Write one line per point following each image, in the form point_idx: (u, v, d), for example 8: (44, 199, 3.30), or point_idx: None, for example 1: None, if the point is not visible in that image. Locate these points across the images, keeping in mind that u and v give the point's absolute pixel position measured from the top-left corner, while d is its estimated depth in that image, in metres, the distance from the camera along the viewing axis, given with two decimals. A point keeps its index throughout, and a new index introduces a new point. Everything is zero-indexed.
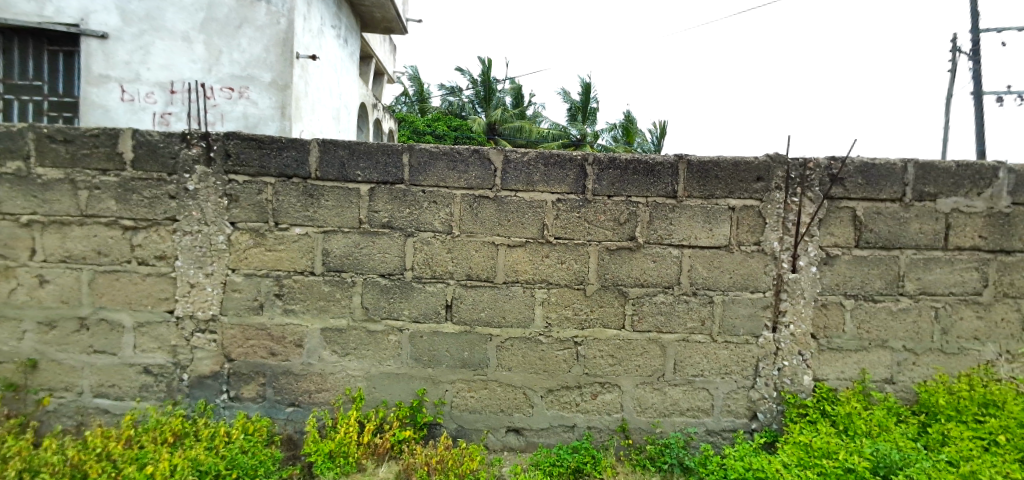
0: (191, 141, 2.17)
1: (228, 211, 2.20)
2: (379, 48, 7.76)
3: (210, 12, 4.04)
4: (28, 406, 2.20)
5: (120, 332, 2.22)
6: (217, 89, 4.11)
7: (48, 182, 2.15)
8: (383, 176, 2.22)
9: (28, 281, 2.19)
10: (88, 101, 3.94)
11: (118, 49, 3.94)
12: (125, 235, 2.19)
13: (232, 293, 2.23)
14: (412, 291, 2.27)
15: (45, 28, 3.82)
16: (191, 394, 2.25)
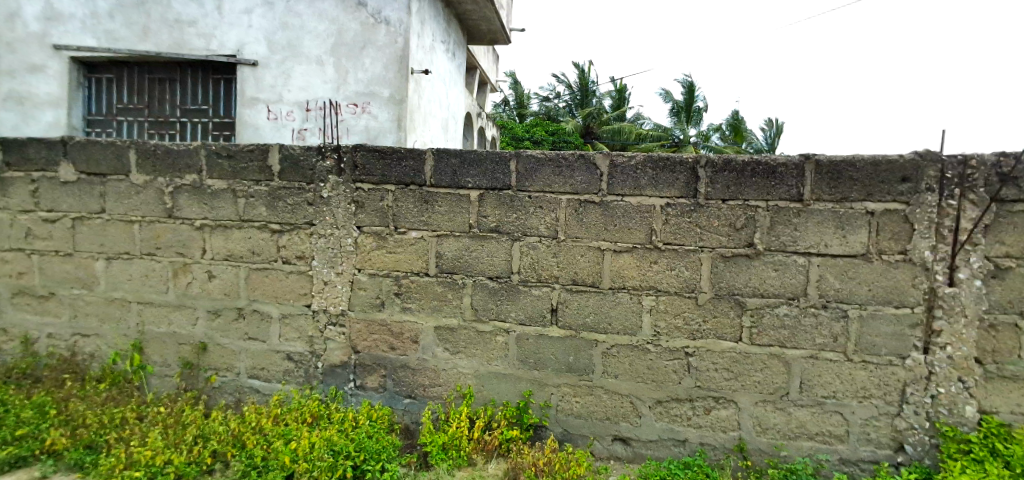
0: (326, 153, 2.41)
1: (356, 216, 2.42)
2: (483, 59, 8.07)
3: (339, 37, 4.46)
4: (200, 382, 2.57)
5: (268, 322, 2.53)
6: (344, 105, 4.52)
7: (215, 191, 2.49)
8: (492, 182, 2.31)
9: (201, 275, 2.54)
10: (242, 121, 4.54)
11: (266, 74, 4.50)
12: (273, 237, 2.49)
13: (359, 290, 2.45)
14: (519, 294, 2.32)
15: (211, 60, 4.47)
16: (325, 380, 2.50)
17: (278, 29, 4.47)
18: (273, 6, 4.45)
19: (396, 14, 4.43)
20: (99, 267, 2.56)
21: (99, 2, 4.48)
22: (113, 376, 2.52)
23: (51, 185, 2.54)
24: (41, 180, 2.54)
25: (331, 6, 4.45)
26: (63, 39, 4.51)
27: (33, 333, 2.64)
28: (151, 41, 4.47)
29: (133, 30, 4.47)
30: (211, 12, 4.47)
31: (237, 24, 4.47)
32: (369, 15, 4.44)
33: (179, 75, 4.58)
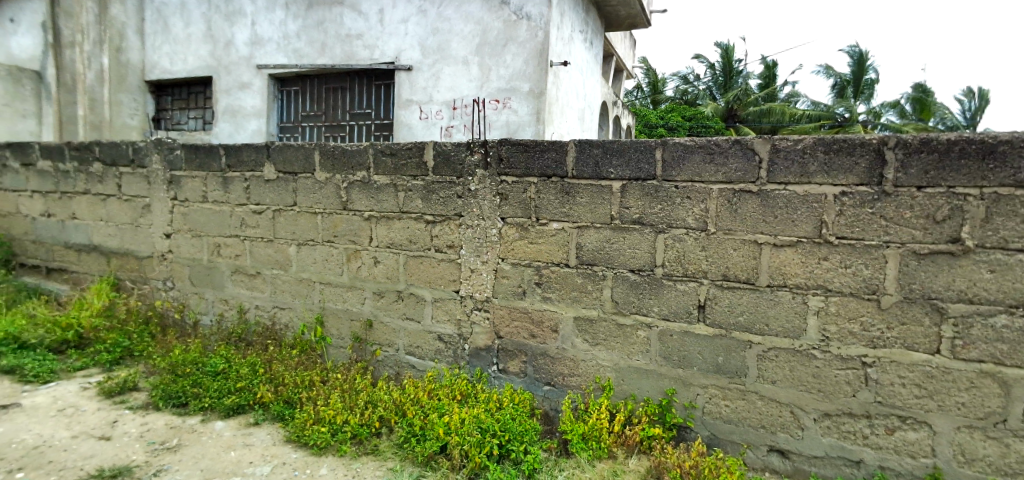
0: (474, 148, 2.55)
1: (500, 207, 2.53)
2: (620, 46, 7.85)
3: (483, 37, 4.68)
4: (367, 354, 2.91)
5: (423, 305, 2.77)
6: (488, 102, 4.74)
7: (380, 186, 2.78)
8: (636, 172, 2.24)
9: (368, 260, 2.87)
10: (399, 122, 4.98)
11: (419, 78, 4.89)
12: (427, 227, 2.71)
13: (502, 279, 2.56)
14: (663, 288, 2.23)
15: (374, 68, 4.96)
16: (471, 362, 2.67)
17: (430, 34, 4.82)
18: (426, 14, 4.81)
19: (537, 9, 4.50)
20: (292, 251, 3.03)
21: (290, 25, 5.19)
22: (301, 344, 2.96)
23: (258, 183, 3.05)
24: (251, 179, 3.07)
25: (477, 8, 4.68)
26: (263, 59, 5.29)
27: (245, 304, 3.18)
28: (328, 56, 5.07)
29: (314, 47, 5.11)
30: (375, 25, 4.96)
31: (396, 33, 4.91)
32: (511, 13, 4.58)
33: (348, 83, 5.14)
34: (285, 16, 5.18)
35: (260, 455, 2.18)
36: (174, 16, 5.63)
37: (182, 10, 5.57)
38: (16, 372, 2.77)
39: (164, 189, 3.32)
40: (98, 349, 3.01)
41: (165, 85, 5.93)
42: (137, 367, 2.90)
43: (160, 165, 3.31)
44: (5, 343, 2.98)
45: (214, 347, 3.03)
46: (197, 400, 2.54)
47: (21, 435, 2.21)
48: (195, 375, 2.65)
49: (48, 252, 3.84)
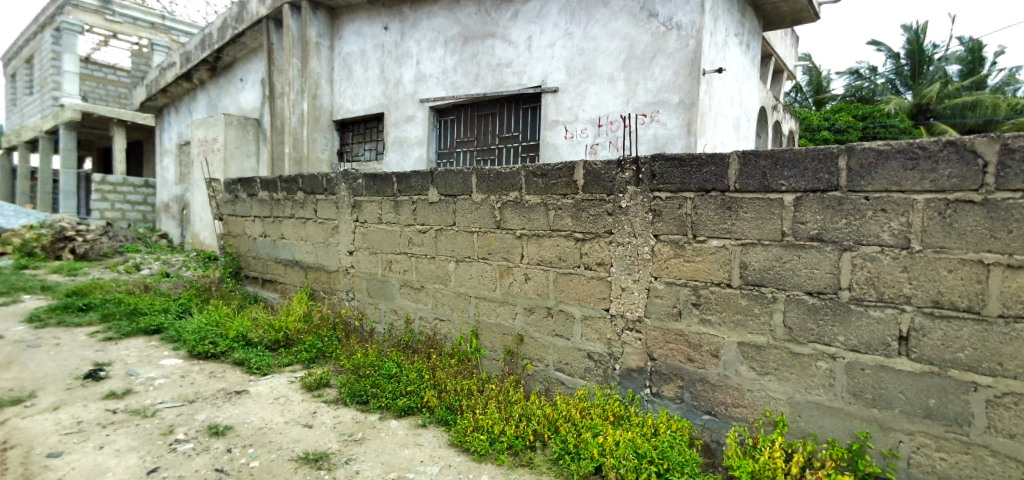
0: (625, 165, 2.52)
1: (653, 224, 2.45)
2: (780, 45, 7.16)
3: (631, 51, 4.38)
4: (519, 368, 3.01)
5: (572, 322, 2.77)
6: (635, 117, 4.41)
7: (532, 205, 2.88)
8: (814, 183, 2.01)
9: (520, 276, 2.98)
10: (544, 142, 4.84)
11: (564, 98, 4.73)
12: (577, 244, 2.73)
13: (655, 298, 2.46)
14: (850, 314, 1.95)
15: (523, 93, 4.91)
16: (623, 383, 2.59)
17: (576, 55, 4.65)
18: (573, 35, 4.65)
19: (688, 17, 4.11)
20: (451, 267, 3.28)
21: (448, 61, 5.34)
22: (459, 354, 3.18)
23: (424, 206, 3.38)
24: (417, 202, 3.41)
25: (623, 23, 4.41)
26: (426, 94, 5.50)
27: (411, 315, 3.52)
28: (481, 85, 5.15)
29: (468, 79, 5.21)
30: (523, 52, 4.91)
31: (543, 57, 4.82)
32: (660, 24, 4.24)
33: (498, 108, 5.17)
34: (445, 53, 5.35)
35: (429, 455, 2.37)
36: (356, 63, 6.04)
37: (362, 57, 5.95)
38: (244, 365, 3.42)
39: (349, 213, 3.85)
40: (300, 349, 3.59)
41: (348, 122, 6.32)
42: (328, 366, 3.39)
43: (346, 192, 3.85)
44: (237, 339, 3.71)
45: (387, 352, 3.41)
46: (375, 399, 2.87)
47: (249, 417, 2.71)
48: (373, 377, 3.02)
49: (263, 266, 4.69)
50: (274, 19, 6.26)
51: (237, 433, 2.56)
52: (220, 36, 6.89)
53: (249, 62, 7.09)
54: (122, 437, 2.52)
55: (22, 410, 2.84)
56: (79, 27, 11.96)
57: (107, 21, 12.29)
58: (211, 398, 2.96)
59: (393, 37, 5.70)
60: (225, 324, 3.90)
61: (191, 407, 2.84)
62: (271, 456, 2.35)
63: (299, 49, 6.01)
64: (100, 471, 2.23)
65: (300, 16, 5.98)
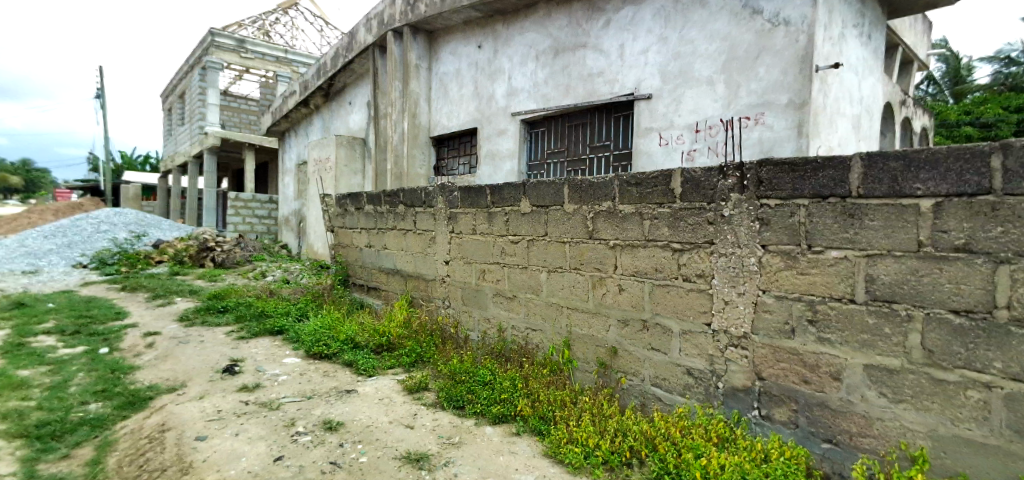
0: (728, 172, 2.39)
1: (760, 234, 2.28)
2: (909, 34, 6.41)
3: (732, 51, 4.16)
4: (612, 381, 2.93)
5: (670, 336, 2.65)
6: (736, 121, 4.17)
7: (626, 214, 2.82)
8: (959, 187, 1.78)
9: (613, 287, 2.91)
10: (637, 150, 4.73)
11: (659, 104, 4.59)
12: (674, 255, 2.61)
13: (763, 313, 2.29)
14: (1010, 337, 1.69)
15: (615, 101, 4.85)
16: (727, 403, 2.43)
17: (671, 60, 4.51)
18: (668, 40, 4.51)
19: (799, 11, 3.83)
20: (543, 277, 3.30)
21: (539, 74, 5.42)
22: (551, 365, 3.18)
23: (516, 217, 3.44)
24: (510, 213, 3.49)
25: (724, 23, 4.21)
26: (518, 107, 5.63)
27: (504, 324, 3.58)
28: (571, 96, 5.17)
29: (559, 91, 5.26)
30: (615, 60, 4.86)
31: (636, 64, 4.73)
32: (766, 21, 3.99)
33: (589, 118, 5.14)
34: (536, 67, 5.44)
35: (524, 464, 2.39)
36: (451, 82, 6.33)
37: (457, 75, 6.23)
38: (353, 366, 3.70)
39: (445, 224, 4.03)
40: (401, 353, 3.81)
41: (444, 138, 6.62)
42: (427, 371, 3.56)
43: (443, 204, 4.04)
44: (346, 342, 4.03)
45: (481, 360, 3.51)
46: (471, 405, 2.96)
47: (358, 415, 2.92)
48: (469, 384, 3.12)
49: (368, 274, 5.05)
50: (379, 46, 6.78)
51: (348, 429, 2.77)
52: (333, 65, 7.62)
53: (357, 86, 7.73)
54: (254, 426, 2.83)
55: (177, 397, 3.30)
56: (220, 65, 13.79)
57: (242, 58, 14.03)
58: (325, 395, 3.23)
59: (487, 55, 5.89)
60: (336, 327, 4.25)
61: (309, 403, 3.12)
62: (378, 453, 2.52)
63: (401, 72, 6.47)
64: (236, 455, 2.52)
65: (402, 42, 6.43)
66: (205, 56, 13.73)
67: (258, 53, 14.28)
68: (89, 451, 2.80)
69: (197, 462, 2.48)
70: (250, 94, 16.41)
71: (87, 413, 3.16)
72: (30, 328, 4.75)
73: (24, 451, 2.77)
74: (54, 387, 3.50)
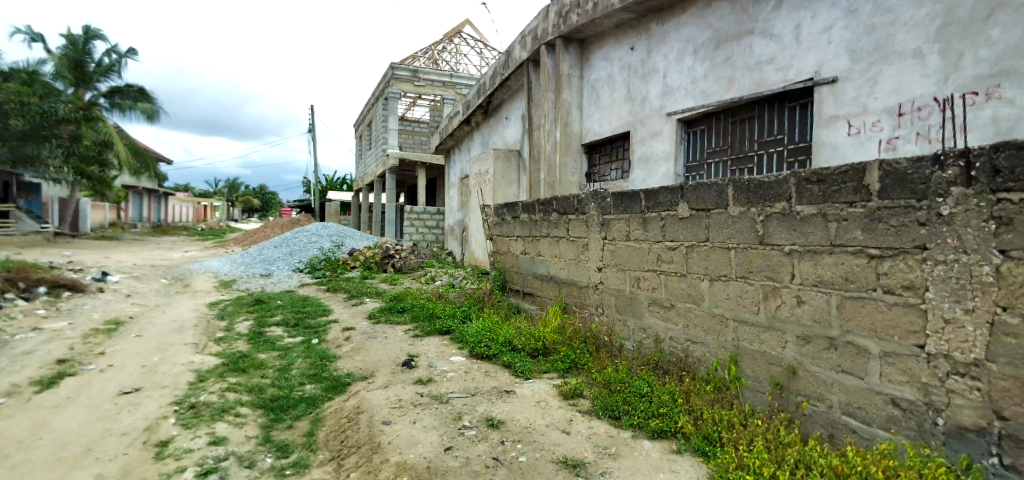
0: (946, 161, 1.96)
1: (997, 236, 1.82)
2: None
3: (950, 14, 3.41)
4: (791, 405, 2.58)
5: (867, 358, 2.25)
6: (958, 98, 3.40)
7: (805, 216, 2.48)
8: None
9: (790, 300, 2.58)
10: (819, 142, 4.15)
11: (847, 87, 3.96)
12: (870, 263, 2.22)
13: (1005, 337, 1.81)
14: None
15: (789, 89, 4.33)
16: (950, 444, 1.98)
17: (863, 34, 3.87)
18: (859, 12, 3.88)
19: None
20: (705, 286, 3.07)
21: (698, 69, 5.08)
22: (716, 382, 2.93)
23: (673, 222, 3.28)
24: (666, 218, 3.34)
25: None
26: (674, 107, 5.34)
27: (661, 334, 3.42)
28: (735, 89, 4.74)
29: (721, 84, 4.86)
30: (789, 44, 4.34)
31: (816, 45, 4.16)
32: None
33: (756, 111, 4.66)
34: (694, 62, 5.10)
35: None
36: (603, 87, 6.27)
37: (608, 80, 6.15)
38: (511, 368, 3.89)
39: (598, 230, 4.01)
40: (556, 358, 3.89)
41: (596, 144, 6.58)
42: (581, 377, 3.57)
43: (595, 211, 4.03)
44: (505, 344, 4.26)
45: (637, 371, 3.40)
46: (628, 416, 2.89)
47: (517, 415, 3.05)
48: (625, 394, 3.06)
49: (524, 280, 5.26)
50: (533, 61, 7.06)
51: (508, 427, 2.91)
52: (491, 84, 8.17)
53: (512, 102, 8.17)
54: (427, 416, 3.15)
55: (368, 385, 3.84)
56: (399, 94, 15.72)
57: (416, 86, 15.81)
58: (488, 394, 3.45)
59: (639, 55, 5.71)
60: (496, 330, 4.52)
61: (473, 399, 3.36)
62: (536, 455, 2.60)
63: (554, 83, 6.64)
64: (414, 441, 2.83)
65: (555, 54, 6.59)
66: (388, 88, 15.80)
67: (428, 80, 15.95)
68: (305, 424, 3.43)
69: (384, 443, 2.85)
70: (422, 118, 18.41)
71: (304, 393, 3.87)
72: (267, 320, 5.98)
73: (264, 419, 3.48)
74: (282, 369, 4.34)
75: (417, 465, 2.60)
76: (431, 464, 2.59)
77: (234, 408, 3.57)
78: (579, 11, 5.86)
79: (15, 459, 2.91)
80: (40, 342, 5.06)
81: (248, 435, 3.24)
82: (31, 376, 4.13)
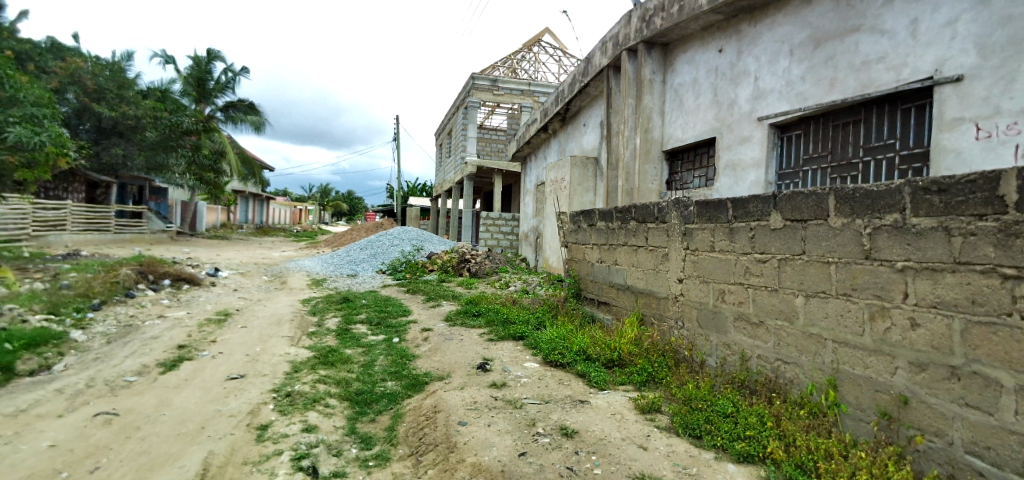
0: None
1: None
2: None
3: None
4: (901, 439, 2.32)
5: (999, 391, 1.98)
6: None
7: (922, 230, 2.24)
8: None
9: (901, 322, 2.33)
10: (940, 148, 3.74)
11: (976, 86, 3.54)
12: (1005, 284, 1.96)
13: None
14: None
15: (902, 90, 3.94)
16: None
17: (996, 27, 3.44)
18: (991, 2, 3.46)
19: None
20: (799, 303, 2.85)
21: (793, 70, 4.76)
22: (811, 406, 2.71)
23: (764, 233, 3.09)
24: (756, 229, 3.15)
25: None
26: (766, 111, 5.03)
27: (748, 352, 3.22)
28: (837, 91, 4.40)
29: (821, 86, 4.53)
30: (904, 40, 3.96)
31: (937, 41, 3.75)
32: None
33: (863, 114, 4.29)
34: (790, 63, 4.79)
35: None
36: (686, 91, 6.04)
37: (693, 84, 5.92)
38: (586, 377, 3.84)
39: (679, 240, 3.87)
40: (632, 370, 3.78)
41: (678, 151, 6.36)
42: (659, 392, 3.45)
43: (677, 220, 3.90)
44: (579, 353, 4.22)
45: (720, 389, 3.23)
46: (710, 436, 2.75)
47: (592, 426, 3.01)
48: (707, 413, 2.92)
49: (599, 289, 5.19)
50: (613, 67, 6.97)
51: (582, 438, 2.88)
52: (570, 91, 8.17)
53: (591, 109, 8.11)
54: (501, 420, 3.19)
55: (445, 385, 3.96)
56: (478, 103, 16.16)
57: (495, 95, 16.16)
58: (561, 402, 3.43)
59: (728, 58, 5.44)
60: (570, 339, 4.49)
61: (547, 407, 3.36)
62: (612, 468, 2.55)
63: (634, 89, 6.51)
64: (489, 444, 2.88)
65: (636, 59, 6.47)
66: (468, 98, 16.31)
67: (507, 89, 16.26)
68: (387, 419, 3.60)
69: (460, 443, 2.92)
70: (499, 126, 18.79)
71: (385, 389, 4.06)
72: (353, 317, 6.36)
73: (349, 411, 3.70)
74: (366, 365, 4.60)
75: (492, 467, 2.64)
76: (506, 468, 2.62)
77: (324, 399, 3.83)
78: (663, 14, 5.72)
79: (144, 431, 3.32)
80: (165, 328, 5.73)
81: (336, 425, 3.46)
82: (157, 358, 4.69)
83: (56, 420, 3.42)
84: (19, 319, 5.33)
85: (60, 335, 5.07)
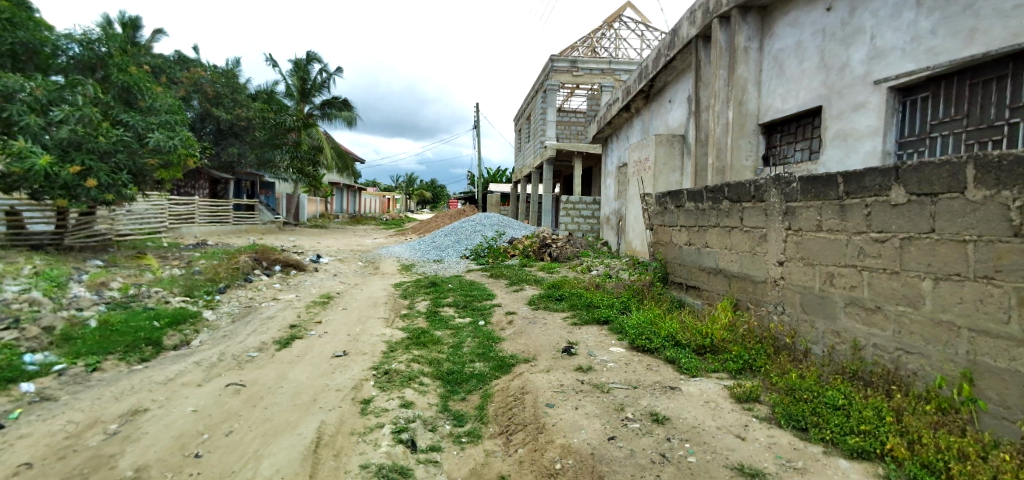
0: None
1: None
2: None
3: None
4: None
5: None
6: None
7: None
8: None
9: None
10: None
11: None
12: None
13: None
14: None
15: None
16: None
17: None
18: None
19: None
20: (926, 287, 2.55)
21: (920, 23, 4.19)
22: (940, 402, 2.42)
23: (884, 209, 2.78)
24: (874, 205, 2.85)
25: None
26: (885, 72, 4.48)
27: (861, 340, 2.94)
28: (978, 43, 3.82)
29: (956, 38, 3.94)
30: None
31: None
32: None
33: (1012, 68, 3.70)
34: (916, 15, 4.22)
35: None
36: (787, 57, 5.53)
37: (795, 49, 5.41)
38: (676, 363, 3.73)
39: (780, 220, 3.60)
40: (726, 358, 3.60)
41: (776, 123, 5.87)
42: (757, 380, 3.26)
43: (777, 198, 3.62)
44: (667, 338, 4.09)
45: (829, 379, 2.98)
46: (818, 429, 2.55)
47: (684, 413, 2.91)
48: (813, 404, 2.72)
49: (688, 272, 4.99)
50: (703, 36, 6.55)
51: (674, 425, 2.80)
52: (655, 65, 7.81)
53: (677, 83, 7.71)
54: (589, 403, 3.19)
55: (531, 367, 4.01)
56: (557, 86, 16.01)
57: (573, 76, 15.90)
58: (651, 388, 3.35)
59: (839, 16, 4.90)
60: (657, 324, 4.36)
61: (635, 392, 3.31)
62: (707, 457, 2.46)
63: (727, 58, 6.07)
64: (578, 427, 2.89)
65: (729, 27, 6.02)
66: (546, 81, 16.23)
67: (587, 69, 15.92)
68: (477, 398, 3.73)
69: (549, 424, 2.96)
70: (579, 108, 18.49)
71: (474, 369, 4.22)
72: (441, 301, 6.64)
73: (442, 390, 3.89)
74: (455, 346, 4.79)
75: (581, 450, 2.65)
76: (595, 451, 2.62)
77: (418, 377, 4.06)
78: None
79: (267, 400, 3.72)
80: (279, 309, 6.37)
81: (430, 402, 3.65)
82: (273, 336, 5.22)
83: (197, 388, 3.94)
84: (164, 300, 6.17)
85: (196, 315, 5.79)
